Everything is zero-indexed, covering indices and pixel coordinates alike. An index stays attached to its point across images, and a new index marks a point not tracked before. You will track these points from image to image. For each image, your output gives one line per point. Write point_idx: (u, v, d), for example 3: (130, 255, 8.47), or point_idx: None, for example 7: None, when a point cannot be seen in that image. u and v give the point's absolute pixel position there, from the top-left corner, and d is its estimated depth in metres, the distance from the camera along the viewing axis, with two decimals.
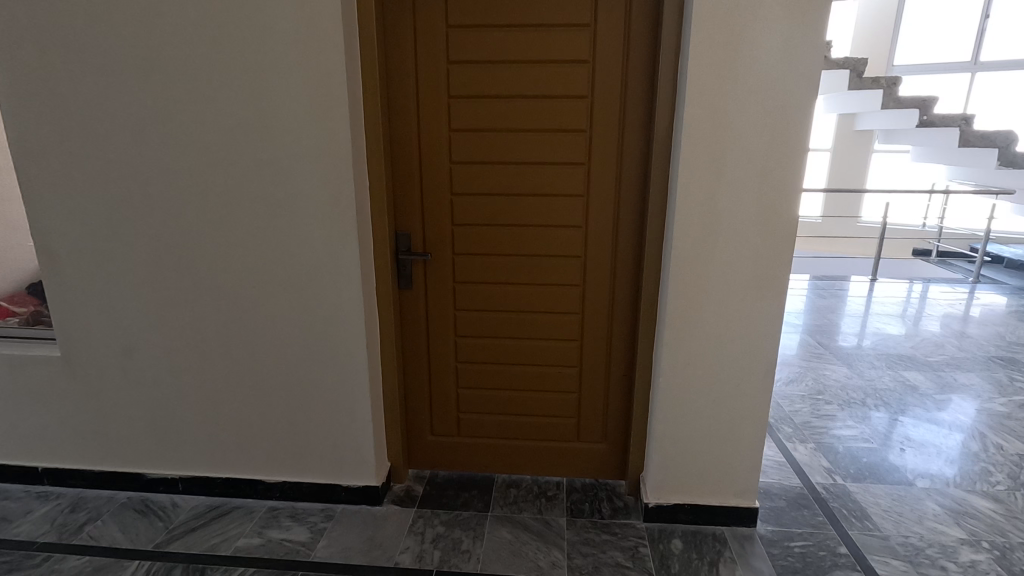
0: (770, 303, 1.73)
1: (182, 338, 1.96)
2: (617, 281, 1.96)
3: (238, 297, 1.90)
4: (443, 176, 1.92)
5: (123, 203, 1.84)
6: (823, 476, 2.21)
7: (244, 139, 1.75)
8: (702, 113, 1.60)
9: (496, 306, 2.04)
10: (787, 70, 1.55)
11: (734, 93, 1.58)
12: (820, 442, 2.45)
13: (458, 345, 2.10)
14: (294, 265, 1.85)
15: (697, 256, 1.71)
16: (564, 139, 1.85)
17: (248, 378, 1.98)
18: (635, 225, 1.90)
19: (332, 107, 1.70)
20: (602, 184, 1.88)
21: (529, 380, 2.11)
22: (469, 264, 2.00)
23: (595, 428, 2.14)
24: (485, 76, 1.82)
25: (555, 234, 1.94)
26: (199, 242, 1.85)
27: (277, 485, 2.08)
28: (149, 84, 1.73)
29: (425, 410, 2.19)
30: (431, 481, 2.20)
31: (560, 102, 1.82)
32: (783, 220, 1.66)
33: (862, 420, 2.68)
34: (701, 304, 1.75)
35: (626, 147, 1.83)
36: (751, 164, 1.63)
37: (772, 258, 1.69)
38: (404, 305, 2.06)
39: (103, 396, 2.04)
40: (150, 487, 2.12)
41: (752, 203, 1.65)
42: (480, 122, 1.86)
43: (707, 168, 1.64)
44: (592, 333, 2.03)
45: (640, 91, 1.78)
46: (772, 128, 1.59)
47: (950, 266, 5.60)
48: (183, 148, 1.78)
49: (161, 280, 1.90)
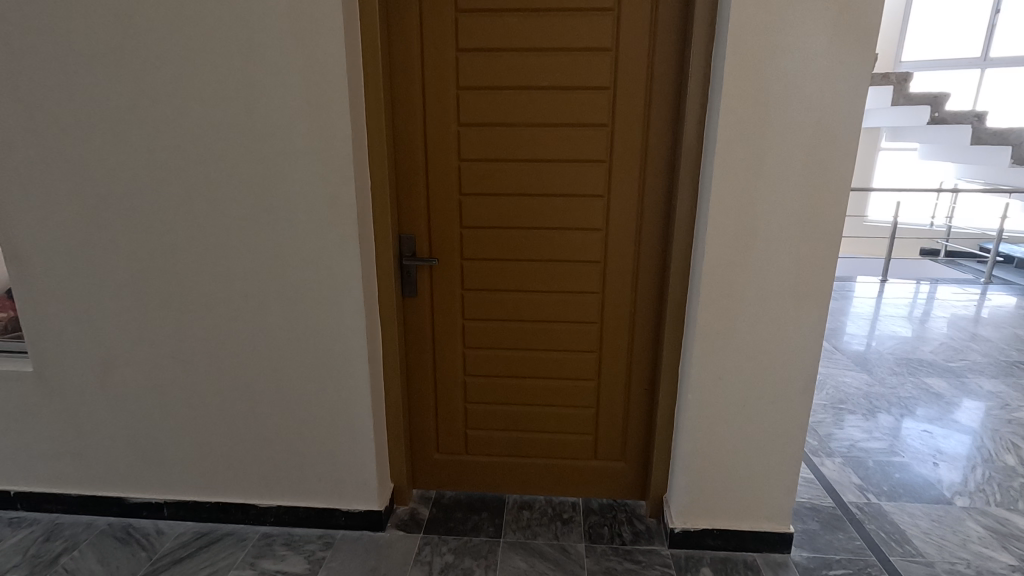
0: (812, 314, 1.58)
1: (167, 352, 1.80)
2: (639, 290, 1.82)
3: (228, 307, 1.74)
4: (450, 173, 1.77)
5: (100, 204, 1.67)
6: (855, 494, 2.08)
7: (233, 133, 1.59)
8: (742, 105, 1.45)
9: (508, 314, 1.88)
10: (837, 57, 1.40)
11: (777, 84, 1.43)
12: (847, 457, 2.32)
13: (467, 357, 1.95)
14: (290, 273, 1.70)
15: (732, 263, 1.57)
16: (582, 134, 1.70)
17: (238, 395, 1.82)
18: (660, 228, 1.76)
19: (331, 98, 1.54)
20: (624, 184, 1.73)
21: (544, 394, 1.96)
22: (478, 269, 1.85)
23: (614, 445, 2.00)
24: (498, 66, 1.66)
25: (572, 238, 1.79)
26: (185, 248, 1.69)
27: (271, 509, 1.92)
28: (127, 73, 1.56)
29: (431, 426, 2.03)
30: (436, 502, 2.05)
31: (579, 94, 1.67)
32: (829, 223, 1.51)
33: (888, 430, 2.55)
34: (734, 314, 1.61)
35: (652, 143, 1.68)
36: (795, 162, 1.48)
37: (816, 266, 1.55)
38: (408, 314, 1.91)
39: (80, 414, 1.88)
40: (133, 512, 1.96)
41: (794, 205, 1.51)
42: (491, 115, 1.70)
43: (745, 166, 1.49)
44: (611, 344, 1.89)
45: (668, 82, 1.64)
46: (819, 121, 1.45)
47: (960, 266, 5.49)
48: (167, 144, 1.61)
49: (144, 289, 1.74)
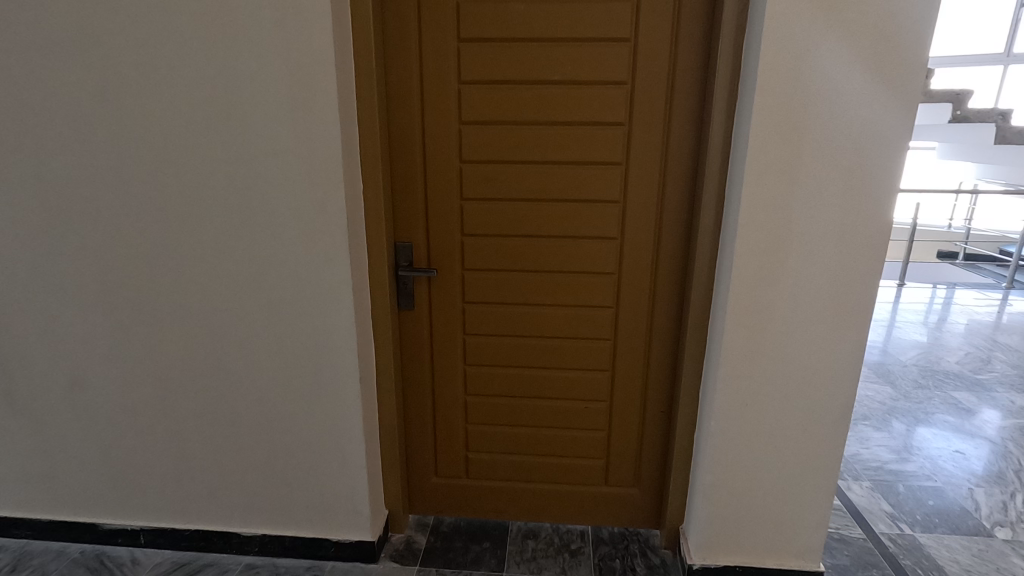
0: (850, 335, 1.43)
1: (142, 369, 1.65)
2: (657, 304, 1.66)
3: (207, 322, 1.59)
4: (451, 176, 1.61)
5: (65, 207, 1.52)
6: (887, 524, 1.92)
7: (210, 131, 1.44)
8: (778, 103, 1.29)
9: (513, 329, 1.73)
10: (890, 46, 1.24)
11: (818, 79, 1.27)
12: (876, 480, 2.16)
13: (468, 375, 1.80)
14: (274, 286, 1.54)
15: (764, 279, 1.41)
16: (597, 134, 1.54)
17: (218, 417, 1.68)
18: (680, 237, 1.60)
19: (317, 94, 1.39)
20: (641, 188, 1.57)
21: (552, 414, 1.81)
22: (481, 281, 1.69)
23: (627, 470, 1.85)
24: (504, 57, 1.50)
25: (584, 247, 1.63)
26: (159, 257, 1.54)
27: (255, 538, 1.78)
28: (92, 64, 1.41)
29: (429, 447, 1.89)
30: (434, 530, 1.90)
31: (593, 89, 1.51)
32: (875, 234, 1.35)
33: (918, 450, 2.39)
34: (765, 335, 1.45)
35: (673, 145, 1.53)
36: (836, 167, 1.32)
37: (856, 282, 1.39)
38: (404, 328, 1.76)
39: (50, 435, 1.73)
40: (107, 539, 1.82)
41: (835, 214, 1.35)
42: (496, 114, 1.55)
43: (780, 171, 1.34)
44: (626, 362, 1.73)
45: (691, 77, 1.48)
46: (865, 121, 1.29)
47: (978, 270, 5.33)
48: (138, 143, 1.46)
49: (114, 300, 1.59)
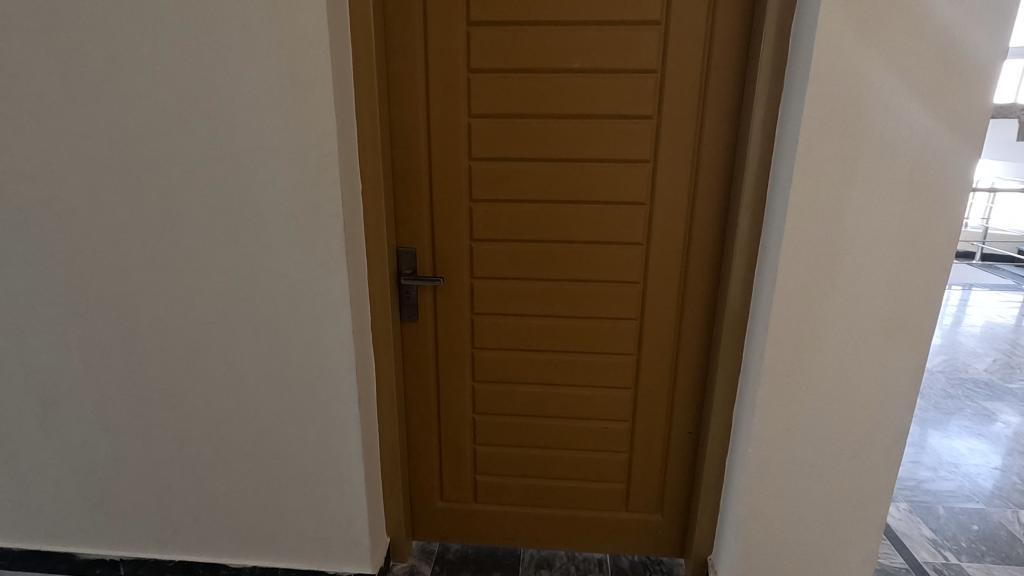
0: (907, 355, 1.27)
1: (119, 388, 1.49)
2: (686, 315, 1.51)
3: (189, 338, 1.44)
4: (460, 175, 1.46)
5: (30, 211, 1.37)
6: (930, 552, 1.77)
7: (189, 126, 1.28)
8: (834, 93, 1.14)
9: (526, 343, 1.58)
10: (967, 27, 1.07)
11: (882, 64, 1.11)
12: (913, 501, 2.01)
13: (476, 392, 1.64)
14: (263, 297, 1.39)
15: (812, 291, 1.25)
16: (622, 128, 1.39)
17: (203, 441, 1.52)
18: (713, 243, 1.45)
19: (310, 82, 1.23)
20: (671, 189, 1.42)
21: (568, 435, 1.66)
22: (492, 291, 1.54)
23: (650, 495, 1.70)
24: (520, 42, 1.35)
25: (606, 254, 1.48)
26: (135, 265, 1.39)
27: (245, 569, 1.63)
28: (57, 50, 1.25)
29: (434, 470, 1.74)
30: (440, 558, 1.75)
31: (617, 79, 1.36)
32: (942, 243, 1.19)
33: (955, 467, 2.23)
34: (812, 353, 1.29)
35: (707, 141, 1.37)
36: (899, 166, 1.16)
37: (916, 296, 1.23)
38: (407, 342, 1.61)
39: (21, 458, 1.59)
40: (83, 570, 1.67)
41: (895, 220, 1.19)
42: (509, 107, 1.40)
43: (835, 170, 1.18)
44: (650, 379, 1.58)
45: (729, 65, 1.32)
46: (936, 114, 1.12)
47: (996, 271, 5.18)
48: (109, 140, 1.30)
49: (87, 313, 1.44)
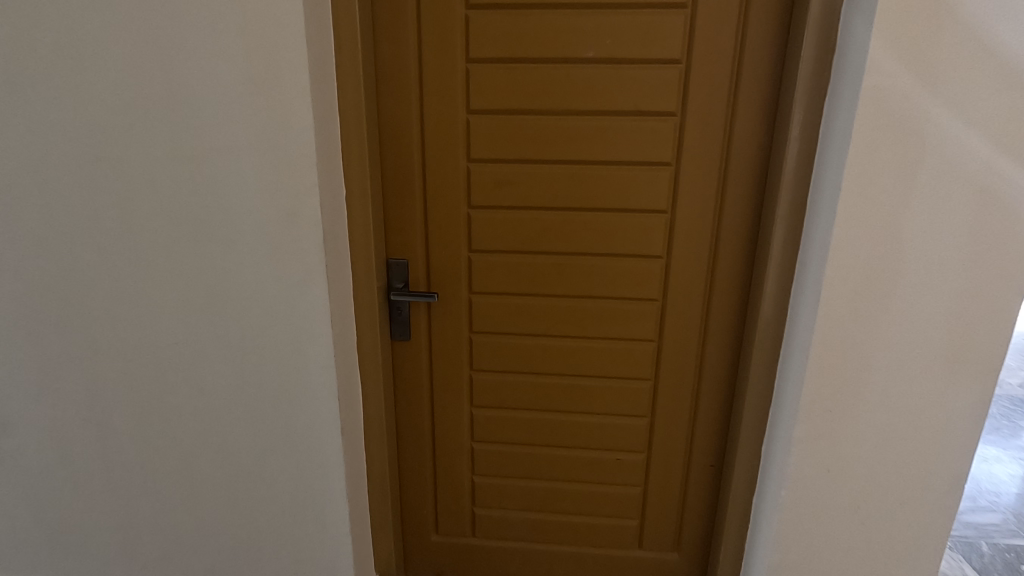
0: (967, 390, 1.10)
1: (75, 414, 1.34)
2: (709, 337, 1.35)
3: (152, 360, 1.28)
4: (457, 178, 1.30)
5: None
6: None
7: (145, 123, 1.11)
8: (894, 85, 0.96)
9: (530, 366, 1.42)
10: None
11: (954, 54, 0.93)
12: (953, 536, 1.84)
13: (475, 418, 1.49)
14: (236, 316, 1.23)
15: (859, 316, 1.08)
16: (640, 128, 1.23)
17: (169, 473, 1.37)
18: (742, 257, 1.28)
19: (284, 74, 1.07)
20: (694, 197, 1.26)
21: (576, 466, 1.50)
22: (492, 307, 1.38)
23: (666, 533, 1.54)
24: (525, 28, 1.19)
25: (620, 268, 1.32)
26: (88, 279, 1.23)
27: None
28: None
29: (429, 501, 1.58)
30: None
31: (635, 71, 1.19)
32: (1016, 264, 1.02)
33: (997, 496, 2.06)
34: (858, 386, 1.13)
35: (736, 142, 1.21)
36: (968, 174, 0.99)
37: (982, 324, 1.06)
38: (398, 362, 1.46)
39: None
40: None
41: (962, 236, 1.02)
42: (512, 104, 1.24)
43: (891, 176, 1.00)
44: (668, 406, 1.42)
45: (764, 56, 1.15)
46: (1017, 113, 0.94)
47: None
48: (53, 139, 1.13)
49: (39, 331, 1.28)
